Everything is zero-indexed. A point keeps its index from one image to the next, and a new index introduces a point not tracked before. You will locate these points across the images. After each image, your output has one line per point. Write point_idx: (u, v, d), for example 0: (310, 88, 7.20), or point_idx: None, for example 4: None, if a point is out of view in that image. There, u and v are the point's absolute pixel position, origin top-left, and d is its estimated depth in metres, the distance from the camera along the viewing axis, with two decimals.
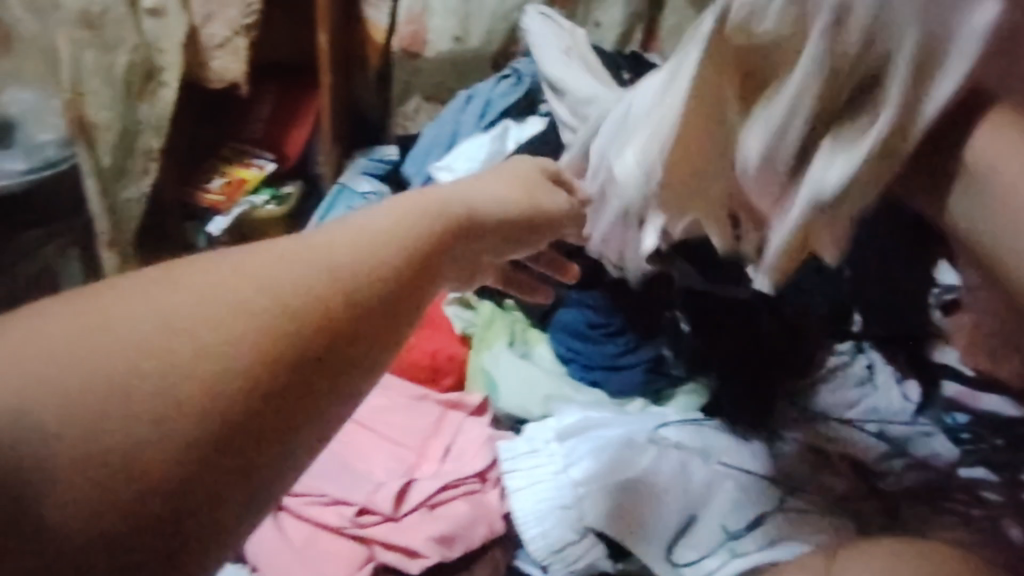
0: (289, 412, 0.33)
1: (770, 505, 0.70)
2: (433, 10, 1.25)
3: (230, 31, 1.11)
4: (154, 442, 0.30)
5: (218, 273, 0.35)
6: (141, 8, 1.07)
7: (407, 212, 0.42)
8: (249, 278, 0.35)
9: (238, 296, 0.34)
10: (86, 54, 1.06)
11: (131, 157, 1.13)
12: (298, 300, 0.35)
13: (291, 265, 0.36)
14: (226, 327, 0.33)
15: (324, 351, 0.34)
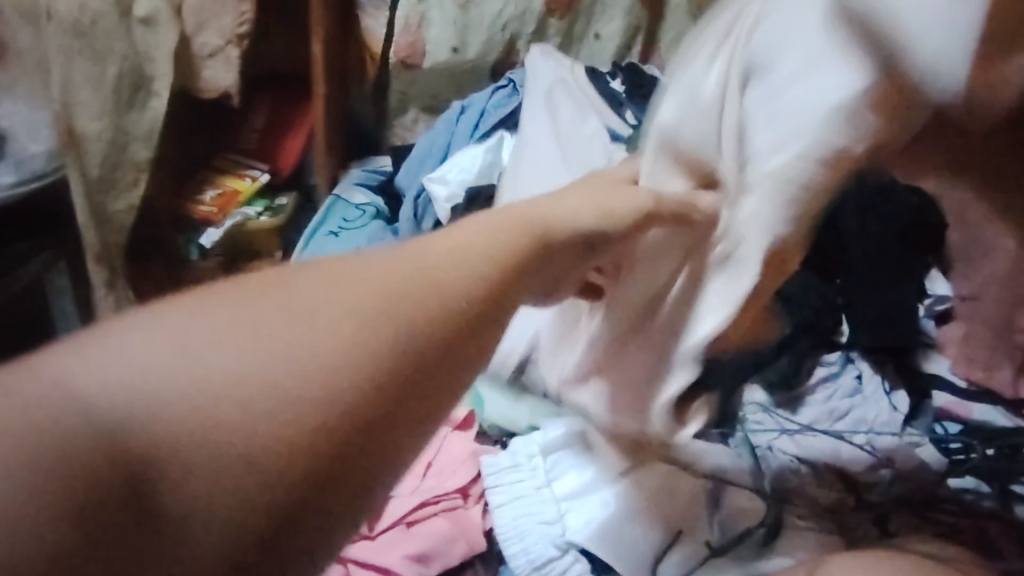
0: (369, 454, 0.37)
1: (755, 521, 0.71)
2: (431, 19, 1.25)
3: (222, 40, 1.11)
4: (255, 470, 0.34)
5: (324, 308, 0.39)
6: (133, 18, 1.06)
7: (471, 256, 0.46)
8: (345, 313, 0.39)
9: (344, 336, 0.39)
10: (76, 64, 1.05)
11: (120, 168, 1.12)
12: (388, 341, 0.39)
13: (373, 303, 0.40)
14: (324, 356, 0.38)
15: (395, 404, 0.38)
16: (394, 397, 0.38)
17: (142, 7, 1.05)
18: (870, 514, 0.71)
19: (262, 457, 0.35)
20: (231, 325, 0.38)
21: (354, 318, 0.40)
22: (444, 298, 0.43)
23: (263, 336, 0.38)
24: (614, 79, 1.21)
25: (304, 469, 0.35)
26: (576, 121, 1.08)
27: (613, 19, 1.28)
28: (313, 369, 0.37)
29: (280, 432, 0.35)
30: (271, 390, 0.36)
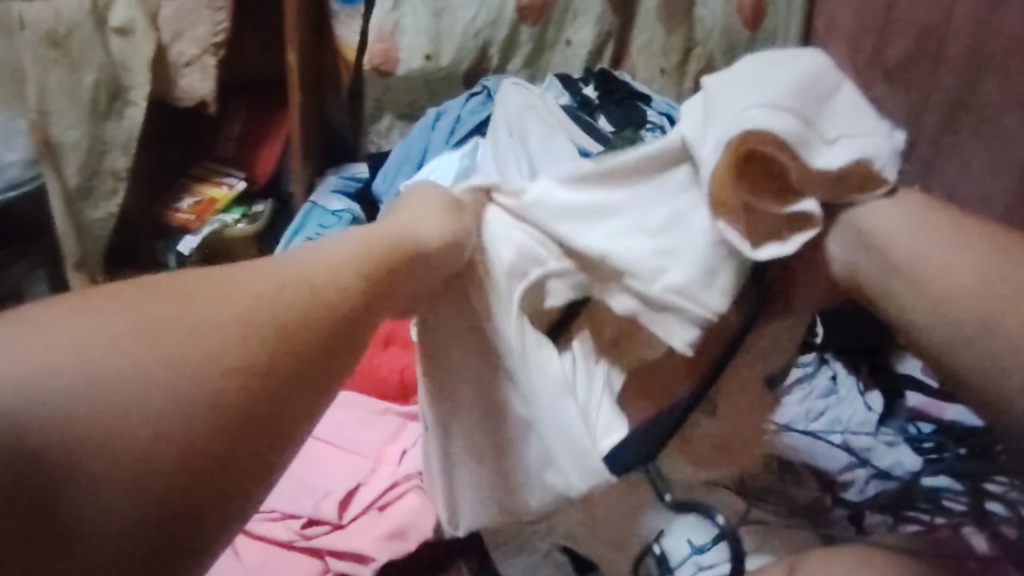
0: (228, 467, 0.47)
1: (735, 517, 0.73)
2: (404, 27, 1.25)
3: (199, 49, 1.11)
4: (126, 472, 0.43)
5: (205, 324, 0.48)
6: (109, 27, 1.06)
7: (319, 279, 0.54)
8: (199, 333, 0.48)
9: (207, 361, 0.47)
10: (52, 73, 1.05)
11: (97, 176, 1.12)
12: (251, 367, 0.49)
13: (229, 325, 0.49)
14: (184, 371, 0.46)
15: (244, 419, 0.48)
16: (250, 411, 0.48)
17: (118, 16, 1.06)
18: (846, 509, 0.76)
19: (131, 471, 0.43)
20: (116, 340, 0.46)
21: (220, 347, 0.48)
22: (302, 335, 0.51)
23: (140, 349, 0.46)
24: (587, 86, 1.23)
25: (166, 482, 0.44)
26: (545, 140, 1.09)
27: (584, 26, 1.30)
28: (185, 395, 0.46)
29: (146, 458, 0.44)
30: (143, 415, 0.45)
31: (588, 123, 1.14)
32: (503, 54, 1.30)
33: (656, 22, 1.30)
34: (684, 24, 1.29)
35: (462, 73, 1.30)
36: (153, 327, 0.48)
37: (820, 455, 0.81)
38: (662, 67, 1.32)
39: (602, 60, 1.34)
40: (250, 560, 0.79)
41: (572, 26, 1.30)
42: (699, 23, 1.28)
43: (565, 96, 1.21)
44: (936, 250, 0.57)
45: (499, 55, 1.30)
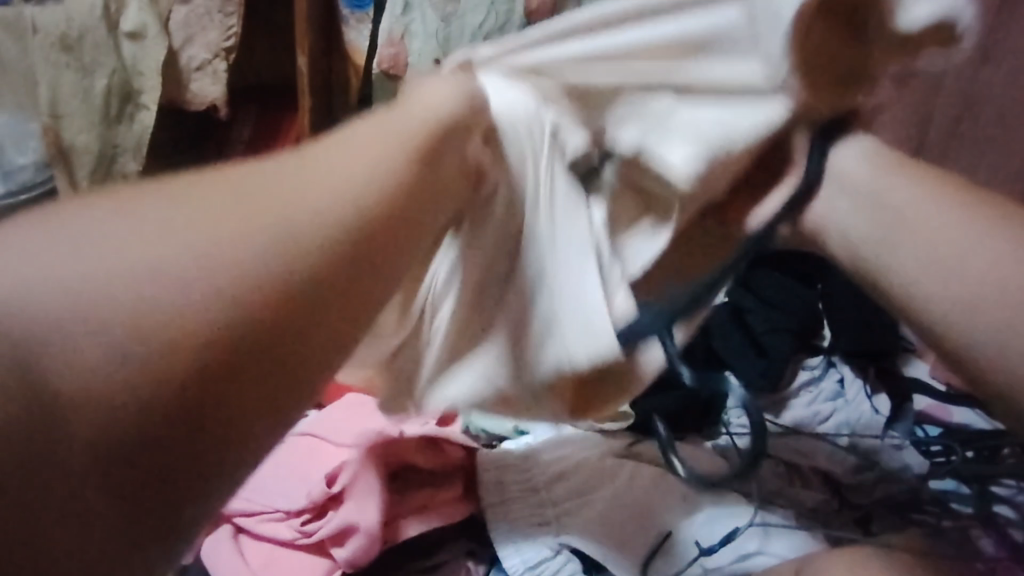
0: (251, 393, 0.38)
1: (744, 520, 0.73)
2: (414, 32, 1.24)
3: (210, 53, 1.13)
4: (120, 405, 0.35)
5: (221, 224, 0.39)
6: (121, 32, 1.07)
7: (351, 176, 0.44)
8: (213, 234, 0.39)
9: (219, 262, 0.38)
10: (64, 77, 1.05)
11: (109, 180, 1.13)
12: (276, 265, 0.39)
13: (248, 225, 0.40)
14: (190, 287, 0.37)
15: (264, 341, 0.38)
16: (279, 324, 0.39)
17: (129, 21, 1.06)
18: (854, 512, 0.76)
19: (121, 403, 0.35)
20: (107, 240, 0.38)
21: (236, 241, 0.39)
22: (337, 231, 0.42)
23: (132, 249, 0.37)
24: None
25: (171, 409, 0.36)
26: None
27: None
28: (194, 302, 0.37)
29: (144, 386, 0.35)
30: (137, 333, 0.36)
31: None
32: None
33: None
34: None
35: None
36: (156, 224, 0.39)
37: (827, 457, 0.81)
38: None
39: None
40: (256, 560, 0.78)
41: None
42: None
43: None
44: (952, 230, 0.51)
45: None
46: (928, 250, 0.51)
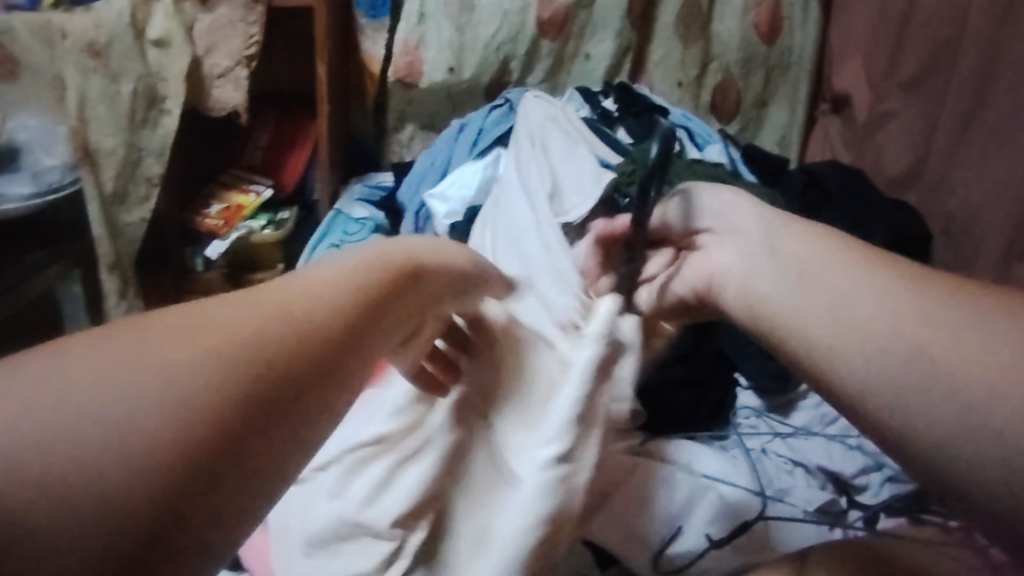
0: (208, 497, 0.29)
1: (752, 514, 0.75)
2: (429, 41, 1.27)
3: (232, 61, 1.16)
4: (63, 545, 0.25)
5: (180, 344, 0.31)
6: (147, 40, 1.11)
7: (322, 281, 0.36)
8: (178, 352, 0.30)
9: (157, 374, 0.29)
10: (93, 82, 1.09)
11: (133, 182, 1.17)
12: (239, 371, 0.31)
13: (213, 332, 0.32)
14: (151, 404, 0.29)
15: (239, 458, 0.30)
16: (248, 428, 0.30)
17: (155, 29, 1.11)
18: (861, 512, 0.78)
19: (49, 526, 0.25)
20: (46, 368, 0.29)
21: (171, 356, 0.30)
22: (301, 320, 0.34)
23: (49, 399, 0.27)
24: (606, 99, 1.26)
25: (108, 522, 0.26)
26: (567, 151, 1.11)
27: (603, 41, 1.32)
28: (136, 416, 0.28)
29: (95, 489, 0.26)
30: (108, 439, 0.27)
31: (609, 138, 1.15)
32: (524, 67, 1.33)
33: (674, 36, 1.33)
34: (701, 38, 1.33)
35: (483, 86, 1.33)
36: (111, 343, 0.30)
37: (835, 462, 0.83)
38: (679, 80, 1.35)
39: (620, 74, 1.37)
40: None
41: (591, 40, 1.33)
42: (717, 37, 1.33)
43: (585, 108, 1.24)
44: (864, 302, 0.48)
45: (520, 68, 1.33)
46: (831, 313, 0.50)
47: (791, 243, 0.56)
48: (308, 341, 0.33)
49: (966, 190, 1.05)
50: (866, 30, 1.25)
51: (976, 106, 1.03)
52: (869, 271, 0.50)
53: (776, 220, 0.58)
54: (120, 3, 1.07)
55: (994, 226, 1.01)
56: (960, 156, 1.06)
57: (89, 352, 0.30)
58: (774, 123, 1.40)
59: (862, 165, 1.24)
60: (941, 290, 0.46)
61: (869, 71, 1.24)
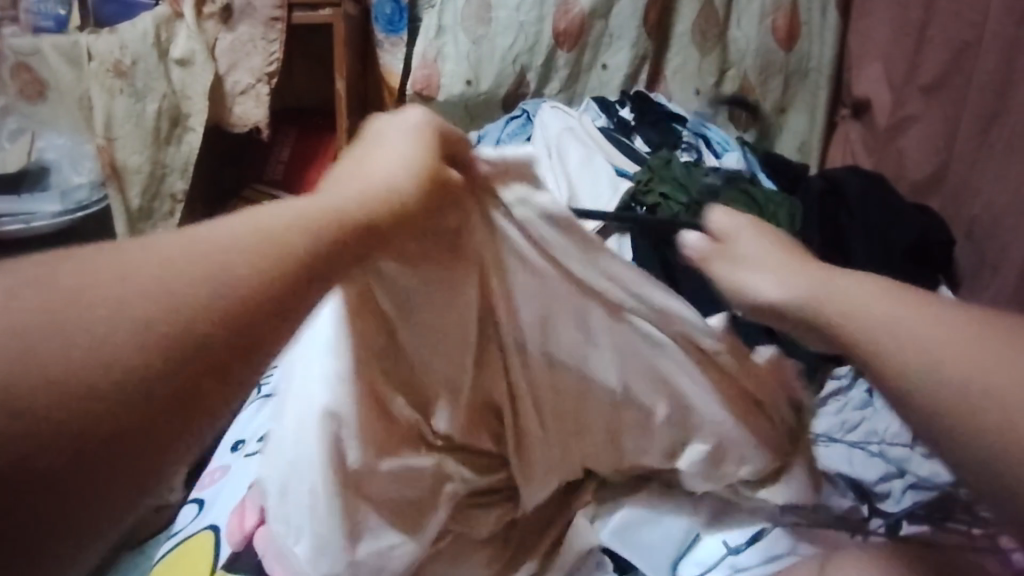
0: (226, 378, 0.36)
1: (769, 520, 0.71)
2: (446, 55, 1.30)
3: (253, 78, 1.18)
4: (97, 373, 0.33)
5: (210, 243, 0.39)
6: (170, 59, 1.14)
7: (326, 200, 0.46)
8: (209, 245, 0.39)
9: (201, 259, 0.38)
10: (118, 102, 1.12)
11: (157, 199, 1.18)
12: (247, 255, 0.39)
13: (235, 232, 0.41)
14: (183, 275, 0.37)
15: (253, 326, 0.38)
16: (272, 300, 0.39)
17: (179, 48, 1.14)
18: (883, 519, 0.77)
19: (89, 416, 0.32)
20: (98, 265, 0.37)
21: (201, 252, 0.39)
22: (294, 235, 0.42)
23: (100, 274, 0.36)
24: (623, 108, 1.27)
25: (127, 412, 0.33)
26: (584, 161, 1.11)
27: (620, 51, 1.33)
28: (156, 287, 0.36)
29: (134, 381, 0.33)
30: (133, 304, 0.35)
31: (627, 146, 1.16)
32: (541, 78, 1.34)
33: (690, 44, 1.34)
34: (717, 45, 1.34)
35: (501, 98, 1.34)
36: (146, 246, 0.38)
37: (858, 471, 0.83)
38: (697, 88, 1.36)
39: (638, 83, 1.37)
40: None
41: (607, 50, 1.34)
42: (733, 44, 1.34)
43: (602, 117, 1.25)
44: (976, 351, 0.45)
45: (537, 79, 1.34)
46: (943, 350, 0.45)
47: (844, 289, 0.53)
48: (312, 247, 0.42)
49: (990, 194, 1.04)
50: (885, 34, 1.25)
51: (998, 107, 1.02)
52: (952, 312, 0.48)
53: (810, 297, 0.55)
54: (145, 24, 1.11)
55: (1020, 229, 0.99)
56: (982, 158, 1.05)
57: (125, 251, 0.38)
58: (795, 130, 1.39)
59: (884, 171, 1.24)
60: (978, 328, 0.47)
61: (889, 76, 1.24)
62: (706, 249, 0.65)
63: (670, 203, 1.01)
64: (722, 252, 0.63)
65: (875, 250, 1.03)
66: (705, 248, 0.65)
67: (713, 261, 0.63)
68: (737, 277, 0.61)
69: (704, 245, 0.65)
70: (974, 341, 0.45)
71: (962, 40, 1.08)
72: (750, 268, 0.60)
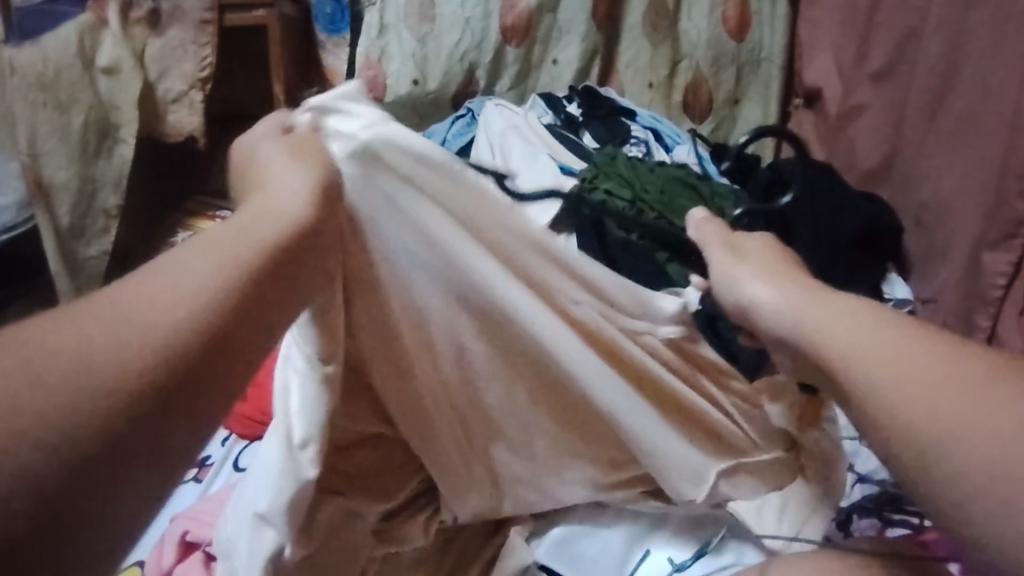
0: (182, 400, 0.35)
1: (707, 539, 0.71)
2: (391, 54, 1.26)
3: (185, 85, 1.14)
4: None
5: (94, 333, 0.35)
6: (96, 68, 1.09)
7: (221, 241, 0.41)
8: (78, 339, 0.34)
9: (59, 359, 0.33)
10: (42, 116, 1.07)
11: (90, 216, 1.14)
12: (134, 332, 0.35)
13: (114, 311, 0.36)
14: (44, 386, 0.32)
15: (157, 405, 0.34)
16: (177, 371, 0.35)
17: (105, 57, 1.09)
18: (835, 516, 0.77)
19: (25, 484, 0.30)
20: None
21: (70, 346, 0.34)
22: (193, 292, 0.38)
23: None
24: (571, 103, 1.24)
25: (88, 479, 0.32)
26: (528, 160, 1.08)
27: (569, 45, 1.31)
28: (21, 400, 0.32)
29: (87, 417, 0.32)
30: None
31: (573, 142, 1.13)
32: (491, 75, 1.30)
33: (641, 36, 1.31)
34: (669, 37, 1.31)
35: (450, 96, 1.30)
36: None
37: None
38: (650, 81, 1.33)
39: (590, 77, 1.35)
40: None
41: (557, 45, 1.31)
42: (685, 35, 1.31)
43: (549, 114, 1.22)
44: (969, 406, 0.41)
45: (487, 76, 1.30)
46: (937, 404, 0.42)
47: (844, 314, 0.51)
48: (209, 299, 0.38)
49: (938, 178, 1.02)
50: (835, 21, 1.22)
51: (945, 90, 1.01)
52: (939, 347, 0.45)
53: (801, 320, 0.53)
54: (67, 32, 1.06)
55: (968, 213, 0.98)
56: (929, 144, 1.04)
57: None
58: (749, 120, 1.35)
59: (835, 159, 1.22)
60: (939, 373, 0.44)
61: (838, 62, 1.21)
62: (704, 242, 0.65)
63: (615, 200, 1.00)
64: (723, 257, 0.62)
65: (822, 242, 1.02)
66: (711, 240, 0.65)
67: (715, 251, 0.64)
68: (732, 276, 0.60)
69: (703, 234, 0.66)
70: (978, 394, 0.42)
71: (908, 26, 1.07)
72: (743, 265, 0.60)
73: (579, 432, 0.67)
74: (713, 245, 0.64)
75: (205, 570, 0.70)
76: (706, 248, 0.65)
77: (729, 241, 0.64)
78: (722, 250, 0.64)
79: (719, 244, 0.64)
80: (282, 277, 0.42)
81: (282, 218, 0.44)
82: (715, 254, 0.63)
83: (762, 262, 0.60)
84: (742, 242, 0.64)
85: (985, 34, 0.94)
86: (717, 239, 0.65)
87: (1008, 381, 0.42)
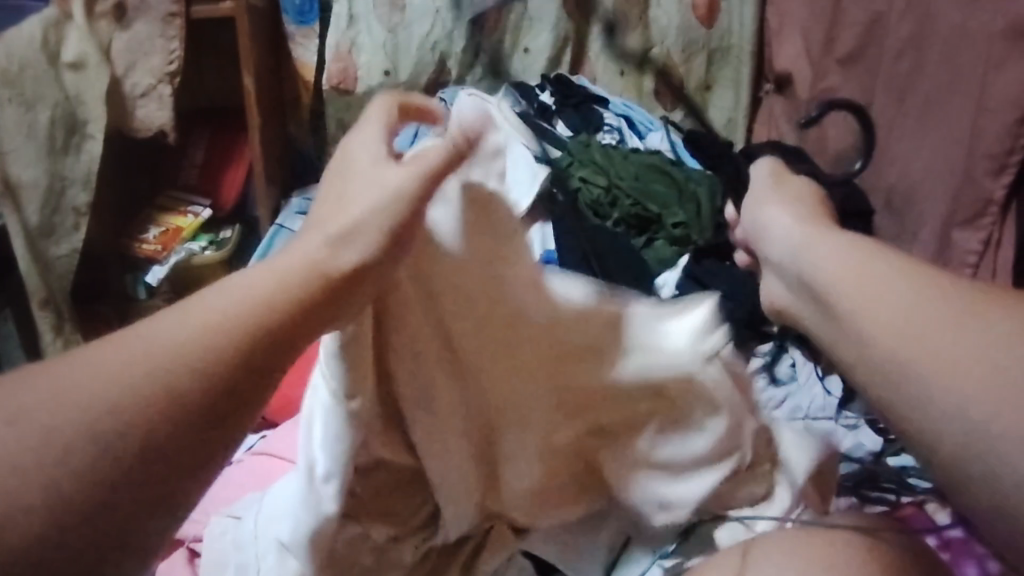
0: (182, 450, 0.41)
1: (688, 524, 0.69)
2: (361, 45, 1.25)
3: (154, 78, 1.13)
4: (47, 504, 0.38)
5: (156, 355, 0.42)
6: (62, 63, 1.07)
7: (267, 277, 0.46)
8: (146, 357, 0.42)
9: (133, 376, 0.41)
10: (6, 113, 1.05)
11: (59, 214, 1.12)
12: (189, 363, 0.42)
13: (178, 334, 0.43)
14: (117, 403, 0.40)
15: (200, 428, 0.41)
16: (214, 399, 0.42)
17: (70, 52, 1.07)
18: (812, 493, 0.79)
19: (86, 485, 0.38)
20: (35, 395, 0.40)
21: (138, 369, 0.41)
22: (238, 328, 0.44)
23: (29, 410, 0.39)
24: (544, 91, 1.24)
25: (133, 486, 0.39)
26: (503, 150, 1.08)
27: (541, 34, 1.31)
28: (100, 412, 0.40)
29: (145, 432, 0.40)
30: (78, 433, 0.39)
31: (547, 131, 1.13)
32: (462, 65, 1.30)
33: (613, 24, 1.31)
34: (640, 25, 1.31)
35: (422, 87, 1.30)
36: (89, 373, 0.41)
37: None
38: (622, 68, 1.34)
39: (562, 66, 1.35)
40: None
41: (528, 34, 1.31)
42: (656, 22, 1.31)
43: (522, 103, 1.21)
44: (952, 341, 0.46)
45: (458, 67, 1.30)
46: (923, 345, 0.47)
47: (847, 255, 0.55)
48: (248, 334, 0.43)
49: (905, 163, 1.03)
50: (803, 7, 1.22)
51: (912, 75, 1.02)
52: (930, 285, 0.50)
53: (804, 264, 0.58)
54: (31, 28, 1.04)
55: (935, 196, 0.99)
56: (897, 128, 1.05)
57: (69, 370, 0.41)
58: (720, 106, 1.36)
59: (805, 143, 1.23)
60: (906, 290, 0.50)
61: (808, 47, 1.22)
62: (754, 189, 0.70)
63: (591, 187, 1.01)
64: (761, 202, 0.67)
65: None
66: (764, 186, 0.69)
67: (760, 198, 0.68)
68: (761, 220, 0.66)
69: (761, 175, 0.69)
70: (957, 329, 0.47)
71: (874, 11, 1.08)
72: (778, 207, 0.66)
73: (587, 448, 0.66)
74: (764, 188, 0.69)
75: (190, 568, 0.71)
76: (755, 193, 0.70)
77: (787, 185, 0.68)
78: (772, 190, 0.68)
79: (763, 189, 0.68)
80: (318, 317, 0.47)
81: (324, 258, 0.48)
82: (761, 198, 0.68)
83: (795, 211, 0.64)
84: (787, 188, 0.68)
85: (953, 18, 0.95)
86: (765, 185, 0.69)
87: (983, 315, 0.46)
